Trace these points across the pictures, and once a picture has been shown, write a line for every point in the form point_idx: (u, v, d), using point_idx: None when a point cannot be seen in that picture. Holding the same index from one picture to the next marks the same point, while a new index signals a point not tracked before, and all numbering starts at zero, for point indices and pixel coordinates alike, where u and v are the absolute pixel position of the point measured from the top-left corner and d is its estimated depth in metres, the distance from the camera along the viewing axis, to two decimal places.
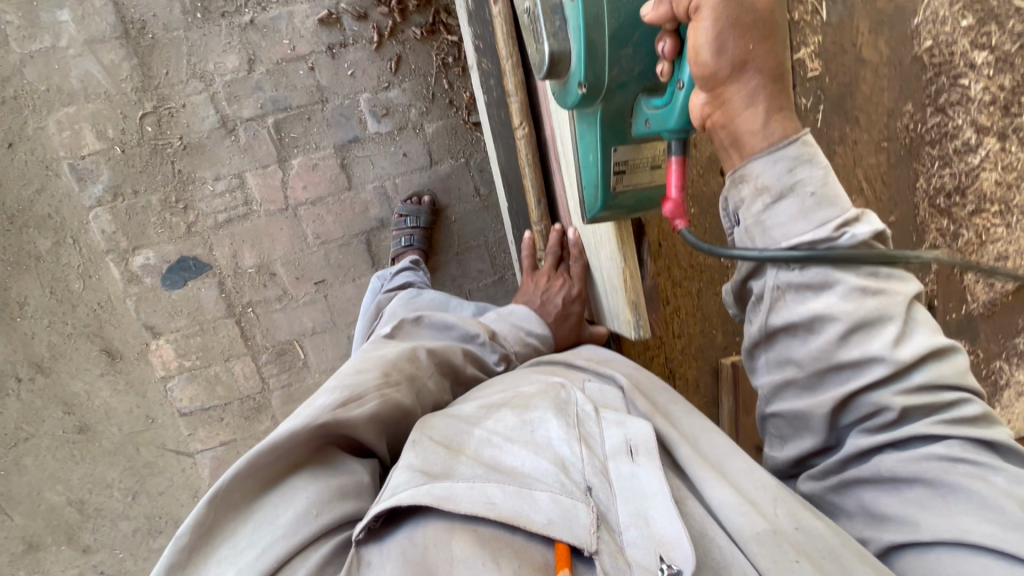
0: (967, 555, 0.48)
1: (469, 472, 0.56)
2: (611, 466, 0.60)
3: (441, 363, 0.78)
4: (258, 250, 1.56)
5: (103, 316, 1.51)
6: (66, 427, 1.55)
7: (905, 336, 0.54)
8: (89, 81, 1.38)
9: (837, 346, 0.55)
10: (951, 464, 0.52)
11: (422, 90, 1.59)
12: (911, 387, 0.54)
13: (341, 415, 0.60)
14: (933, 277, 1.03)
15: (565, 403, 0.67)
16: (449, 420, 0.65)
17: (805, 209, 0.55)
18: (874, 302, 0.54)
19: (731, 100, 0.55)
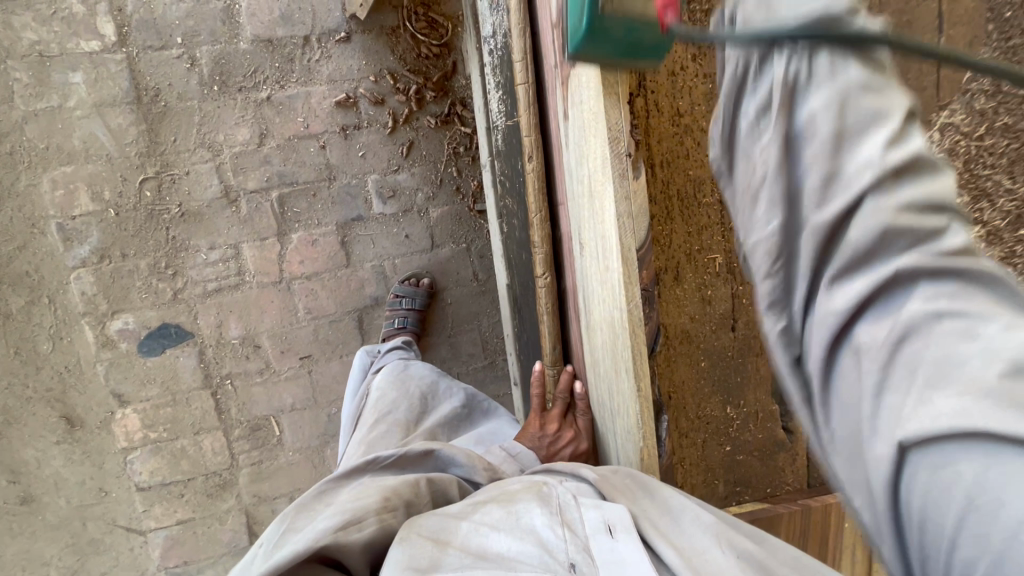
0: (958, 450, 0.39)
1: (460, 561, 0.62)
2: (592, 545, 0.66)
3: (438, 500, 0.77)
4: (245, 322, 1.51)
5: (67, 381, 1.42)
6: (7, 497, 1.43)
7: (899, 138, 0.43)
8: (92, 142, 1.35)
9: (825, 151, 0.44)
10: (936, 320, 0.40)
11: (431, 175, 1.60)
12: (904, 205, 0.42)
13: (342, 539, 0.62)
14: None
15: (547, 495, 0.73)
16: (436, 515, 0.71)
17: None
18: (869, 99, 0.43)
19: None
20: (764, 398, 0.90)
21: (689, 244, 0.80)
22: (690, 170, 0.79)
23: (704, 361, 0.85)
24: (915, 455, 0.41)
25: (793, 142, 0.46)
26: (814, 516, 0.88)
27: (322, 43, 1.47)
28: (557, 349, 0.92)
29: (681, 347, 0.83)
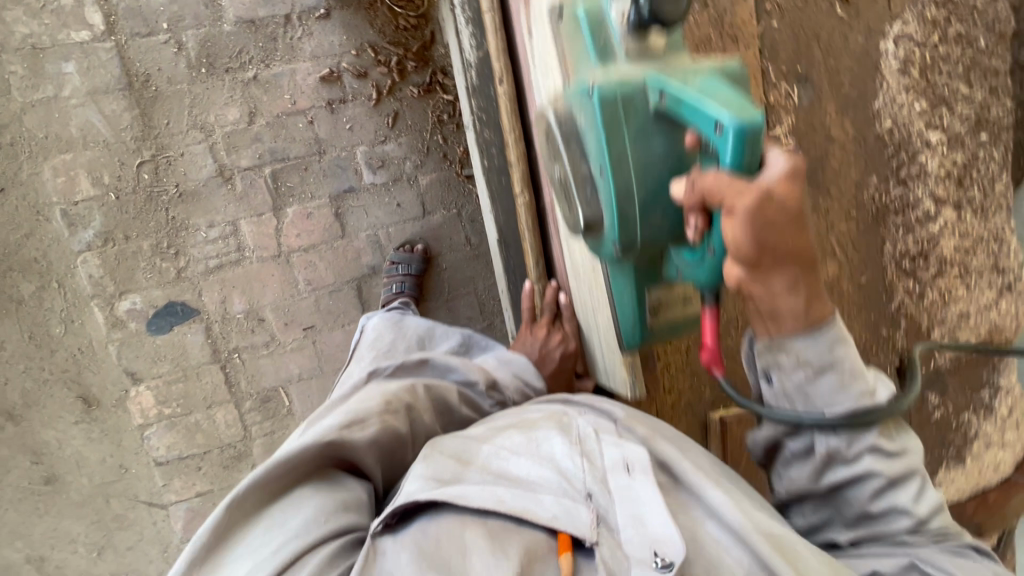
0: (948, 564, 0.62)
1: (479, 478, 0.68)
2: (610, 476, 0.69)
3: (435, 404, 0.83)
4: (248, 296, 1.56)
5: (81, 362, 1.47)
6: (32, 477, 1.48)
7: (921, 493, 0.66)
8: (89, 129, 1.40)
9: (873, 495, 0.66)
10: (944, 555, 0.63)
11: (418, 144, 1.65)
12: (919, 501, 0.66)
13: (347, 439, 0.69)
14: (902, 334, 1.09)
15: (568, 427, 0.78)
16: (461, 438, 0.78)
17: (845, 383, 0.63)
18: (902, 465, 0.65)
19: (772, 287, 0.59)
20: None
21: None
22: None
23: None
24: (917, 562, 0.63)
25: (834, 463, 0.67)
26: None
27: (302, 21, 1.52)
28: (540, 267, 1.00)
29: None
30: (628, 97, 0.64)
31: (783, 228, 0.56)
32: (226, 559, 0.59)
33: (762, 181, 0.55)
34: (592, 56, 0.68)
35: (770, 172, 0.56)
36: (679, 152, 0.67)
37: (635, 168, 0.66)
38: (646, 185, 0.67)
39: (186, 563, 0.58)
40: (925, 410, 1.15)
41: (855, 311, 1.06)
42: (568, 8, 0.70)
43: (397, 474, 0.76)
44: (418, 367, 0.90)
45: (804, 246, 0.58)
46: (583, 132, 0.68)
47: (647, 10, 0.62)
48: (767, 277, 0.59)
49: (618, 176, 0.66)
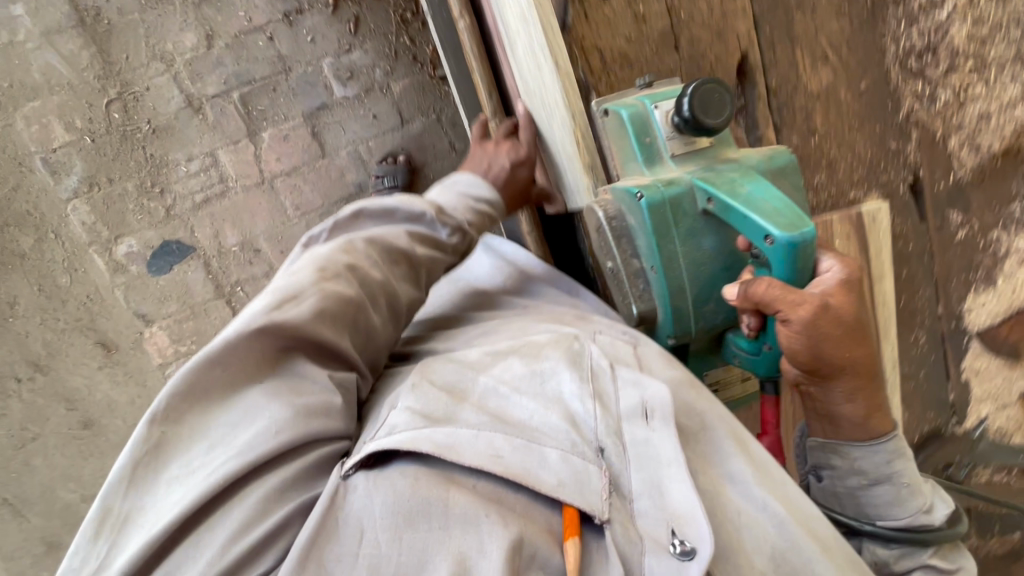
0: None
1: (474, 420, 0.65)
2: (626, 427, 0.66)
3: (381, 250, 0.80)
4: (240, 228, 1.56)
5: (93, 308, 1.51)
6: (71, 423, 1.56)
7: None
8: (51, 72, 1.39)
9: None
10: None
11: (385, 49, 1.57)
12: None
13: (274, 317, 0.66)
14: (913, 145, 1.01)
15: (579, 356, 0.74)
16: (456, 368, 0.74)
17: (901, 497, 0.72)
18: None
19: (832, 391, 0.70)
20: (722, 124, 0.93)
21: None
22: None
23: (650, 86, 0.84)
24: None
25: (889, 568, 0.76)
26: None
27: None
28: (493, 97, 1.06)
29: (622, 73, 0.83)
30: (677, 199, 0.73)
31: (839, 334, 0.66)
32: (162, 474, 0.59)
33: (817, 297, 0.65)
34: (640, 159, 0.77)
35: (825, 287, 0.67)
36: (727, 247, 0.76)
37: (685, 265, 0.75)
38: (699, 283, 0.76)
39: (118, 472, 0.58)
40: (946, 231, 1.05)
41: (859, 124, 0.97)
42: (610, 111, 0.78)
43: (367, 338, 0.77)
44: (353, 224, 0.84)
45: (859, 357, 0.68)
46: (634, 230, 0.77)
47: (691, 119, 0.71)
48: (826, 381, 0.70)
49: (669, 273, 0.75)
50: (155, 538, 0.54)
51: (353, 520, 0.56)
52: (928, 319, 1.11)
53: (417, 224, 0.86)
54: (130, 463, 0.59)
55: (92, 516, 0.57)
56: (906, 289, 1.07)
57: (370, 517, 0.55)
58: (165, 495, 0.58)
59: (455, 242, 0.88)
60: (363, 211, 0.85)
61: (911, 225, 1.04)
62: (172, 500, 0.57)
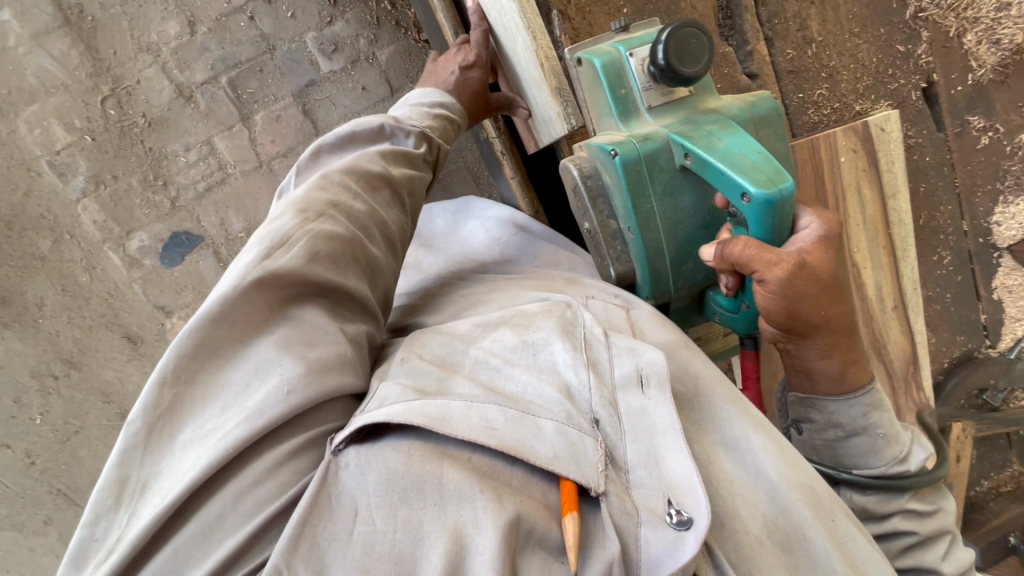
0: None
1: (467, 392, 0.67)
2: (622, 397, 0.70)
3: (359, 178, 0.79)
4: (244, 214, 1.57)
5: (115, 304, 1.56)
6: (108, 415, 1.62)
7: (949, 556, 0.86)
8: (45, 75, 1.41)
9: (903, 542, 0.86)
10: None
11: (366, 17, 1.54)
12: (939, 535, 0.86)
13: (269, 268, 0.67)
14: (925, 45, 0.94)
15: (572, 325, 0.77)
16: (445, 340, 0.76)
17: (876, 446, 0.85)
18: (930, 523, 0.86)
19: (807, 346, 0.80)
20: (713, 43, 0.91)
21: None
22: None
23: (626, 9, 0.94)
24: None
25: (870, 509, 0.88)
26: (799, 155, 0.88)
27: None
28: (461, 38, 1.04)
29: None
30: (652, 156, 0.81)
31: (817, 292, 0.74)
32: (176, 436, 0.60)
33: (794, 258, 0.72)
34: (615, 112, 0.84)
35: (802, 248, 0.74)
36: (705, 206, 0.85)
37: (661, 228, 0.84)
38: (675, 242, 0.85)
39: (127, 439, 0.60)
40: (969, 137, 0.99)
41: (860, 26, 0.92)
42: (583, 60, 0.84)
43: (372, 268, 0.78)
44: (316, 162, 0.83)
45: (835, 316, 0.77)
46: (610, 188, 0.86)
47: (667, 67, 0.77)
48: (800, 339, 0.80)
49: (647, 235, 0.85)
50: (181, 494, 0.56)
51: (346, 497, 0.57)
52: (955, 237, 1.03)
53: (381, 141, 0.85)
54: (142, 425, 0.60)
55: (107, 479, 0.59)
56: (927, 205, 1.00)
57: (364, 494, 0.56)
58: (180, 457, 0.59)
59: (424, 149, 0.88)
60: (323, 145, 0.83)
61: (927, 133, 0.97)
62: (186, 463, 0.59)
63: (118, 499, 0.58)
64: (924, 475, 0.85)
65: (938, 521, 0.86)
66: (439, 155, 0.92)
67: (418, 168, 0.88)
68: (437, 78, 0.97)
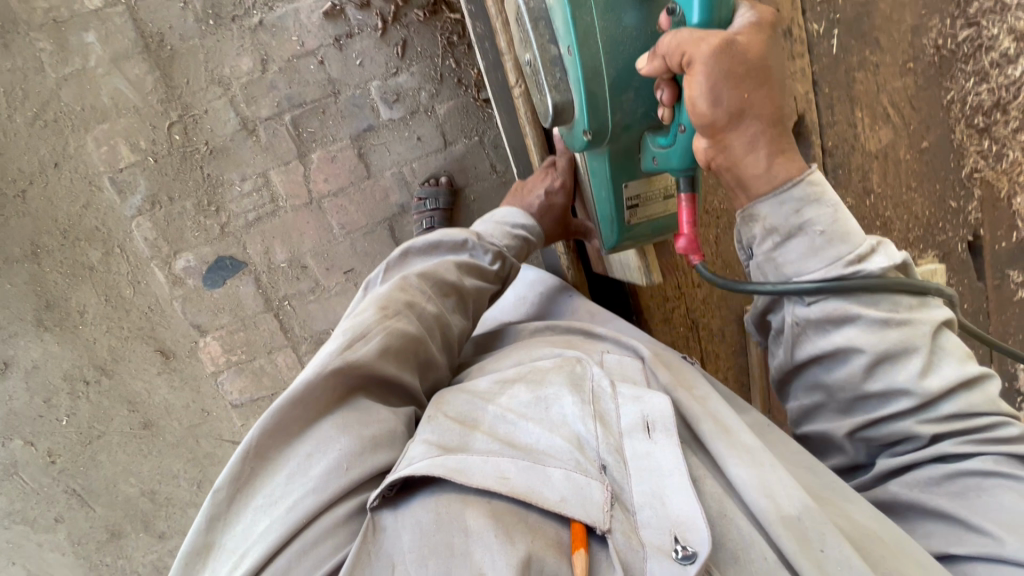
0: (983, 476, 0.68)
1: (485, 446, 0.68)
2: (627, 444, 0.71)
3: (434, 284, 0.84)
4: (288, 246, 1.62)
5: (153, 318, 1.61)
6: (131, 423, 1.66)
7: (931, 369, 0.71)
8: (119, 97, 1.46)
9: (865, 375, 0.73)
10: (984, 475, 0.68)
11: (430, 72, 1.59)
12: (908, 348, 0.71)
13: (349, 358, 0.71)
14: (977, 205, 1.02)
15: (580, 380, 0.81)
16: (468, 398, 0.78)
17: (815, 248, 0.73)
18: (897, 335, 0.72)
19: (732, 145, 0.72)
20: None
21: None
22: None
23: None
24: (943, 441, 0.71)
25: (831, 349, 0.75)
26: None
27: None
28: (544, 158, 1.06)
29: None
30: None
31: (742, 74, 0.68)
32: (250, 503, 0.63)
33: (721, 33, 0.66)
34: None
35: (732, 29, 0.68)
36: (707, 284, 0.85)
37: (601, 47, 0.75)
38: (615, 69, 0.77)
39: (209, 513, 0.62)
40: (1007, 289, 1.07)
41: (919, 182, 0.99)
42: None
43: (428, 366, 0.82)
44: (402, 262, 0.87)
45: (762, 104, 0.70)
46: (552, 10, 0.78)
47: None
48: (728, 139, 0.72)
49: (584, 53, 0.76)
50: (250, 568, 0.58)
51: (385, 556, 0.59)
52: None
53: (462, 252, 0.91)
54: (225, 493, 0.63)
55: (193, 543, 0.62)
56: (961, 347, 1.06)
57: (399, 551, 0.58)
58: (249, 524, 0.62)
59: (496, 267, 0.93)
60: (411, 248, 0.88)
61: (968, 282, 1.06)
62: (259, 529, 0.61)
63: (202, 564, 0.61)
64: (886, 280, 0.72)
65: (908, 340, 0.71)
66: (510, 273, 0.97)
67: (490, 283, 0.93)
68: (522, 198, 1.02)
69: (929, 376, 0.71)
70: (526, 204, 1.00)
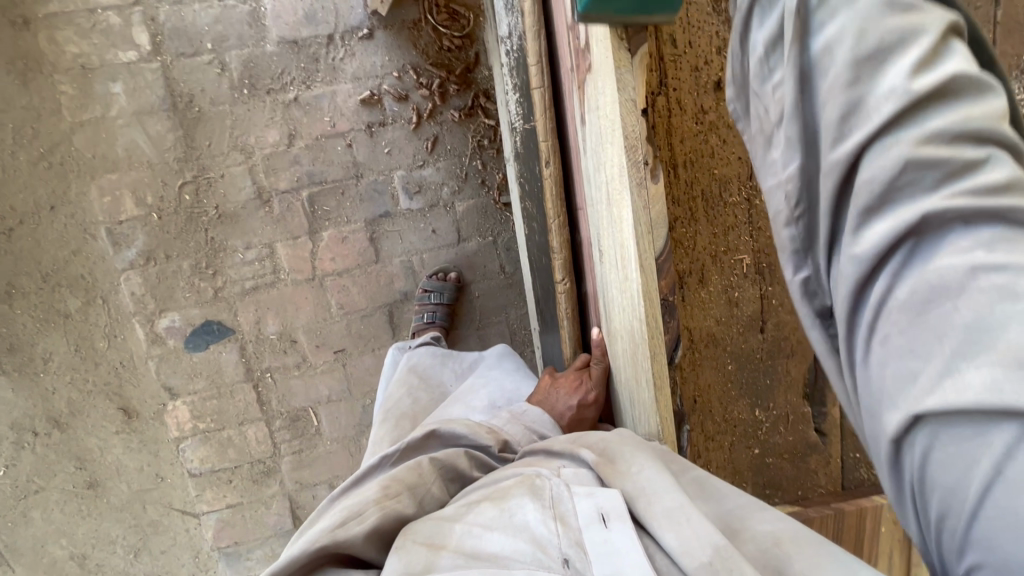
0: (969, 277, 0.40)
1: (451, 563, 0.60)
2: (587, 537, 0.62)
3: (443, 468, 0.80)
4: (282, 318, 1.57)
5: (123, 375, 1.52)
6: (76, 481, 1.54)
7: (933, 66, 0.44)
8: (134, 149, 1.42)
9: (848, 87, 0.46)
10: (967, 272, 0.40)
11: (456, 170, 1.60)
12: (906, 45, 0.44)
13: (337, 535, 0.65)
14: None
15: (541, 486, 0.71)
16: (433, 521, 0.69)
17: None
18: (898, 27, 0.44)
19: None
20: (795, 401, 0.87)
21: (714, 245, 0.78)
22: (716, 169, 0.76)
23: (731, 365, 0.83)
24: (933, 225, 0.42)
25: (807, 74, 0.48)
26: (848, 522, 0.85)
27: (345, 41, 1.48)
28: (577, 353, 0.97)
29: (707, 349, 0.81)
30: None
31: None
32: None
33: None
34: None
35: None
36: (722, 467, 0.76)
37: None
38: None
39: None
40: None
41: None
42: None
43: None
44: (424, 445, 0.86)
45: None
46: None
47: None
48: None
49: None
50: None
51: None
52: None
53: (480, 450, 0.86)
54: None
55: None
56: None
57: None
58: None
59: None
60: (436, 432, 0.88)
61: None
62: None
63: None
64: None
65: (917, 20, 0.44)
66: None
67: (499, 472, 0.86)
68: (552, 402, 0.97)
69: (930, 74, 0.43)
70: (557, 412, 0.95)
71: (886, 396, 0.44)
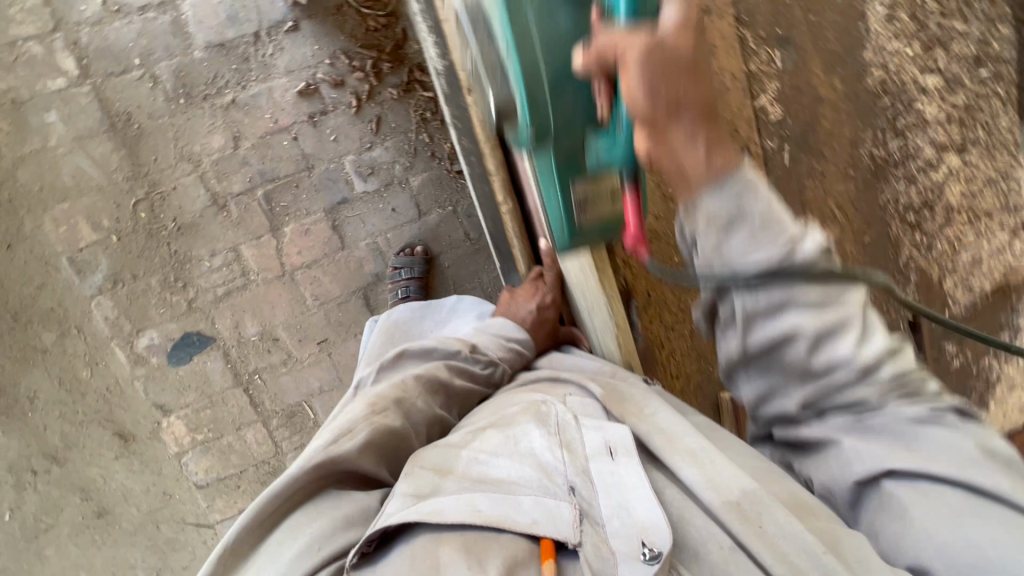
0: (942, 485, 0.57)
1: (458, 486, 0.65)
2: (593, 467, 0.68)
3: (422, 383, 0.84)
4: (260, 318, 1.58)
5: (112, 400, 1.53)
6: (85, 513, 1.56)
7: (863, 340, 0.60)
8: (80, 176, 1.45)
9: (809, 356, 0.61)
10: (917, 428, 0.60)
11: (404, 146, 1.62)
12: (840, 323, 0.60)
13: (331, 453, 0.69)
14: (911, 287, 1.14)
15: (546, 416, 0.76)
16: (440, 449, 0.73)
17: (756, 240, 0.57)
18: (831, 316, 0.60)
19: (675, 145, 0.55)
20: None
21: None
22: None
23: None
24: (886, 414, 0.61)
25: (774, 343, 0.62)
26: None
27: (272, 36, 1.51)
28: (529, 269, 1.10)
29: None
30: None
31: None
32: None
33: None
34: None
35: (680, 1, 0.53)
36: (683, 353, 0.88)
37: None
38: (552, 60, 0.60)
39: None
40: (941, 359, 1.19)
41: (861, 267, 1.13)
42: None
43: None
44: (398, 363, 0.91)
45: None
46: None
47: None
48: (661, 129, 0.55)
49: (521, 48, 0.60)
50: None
51: None
52: None
53: (454, 357, 0.93)
54: None
55: None
56: None
57: None
58: None
59: (487, 372, 0.93)
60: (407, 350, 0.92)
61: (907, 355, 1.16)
62: None
63: None
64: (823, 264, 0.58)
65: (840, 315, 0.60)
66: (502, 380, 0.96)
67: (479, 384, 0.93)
68: (512, 310, 1.05)
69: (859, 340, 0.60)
70: (517, 317, 1.03)
71: (844, 468, 0.62)
